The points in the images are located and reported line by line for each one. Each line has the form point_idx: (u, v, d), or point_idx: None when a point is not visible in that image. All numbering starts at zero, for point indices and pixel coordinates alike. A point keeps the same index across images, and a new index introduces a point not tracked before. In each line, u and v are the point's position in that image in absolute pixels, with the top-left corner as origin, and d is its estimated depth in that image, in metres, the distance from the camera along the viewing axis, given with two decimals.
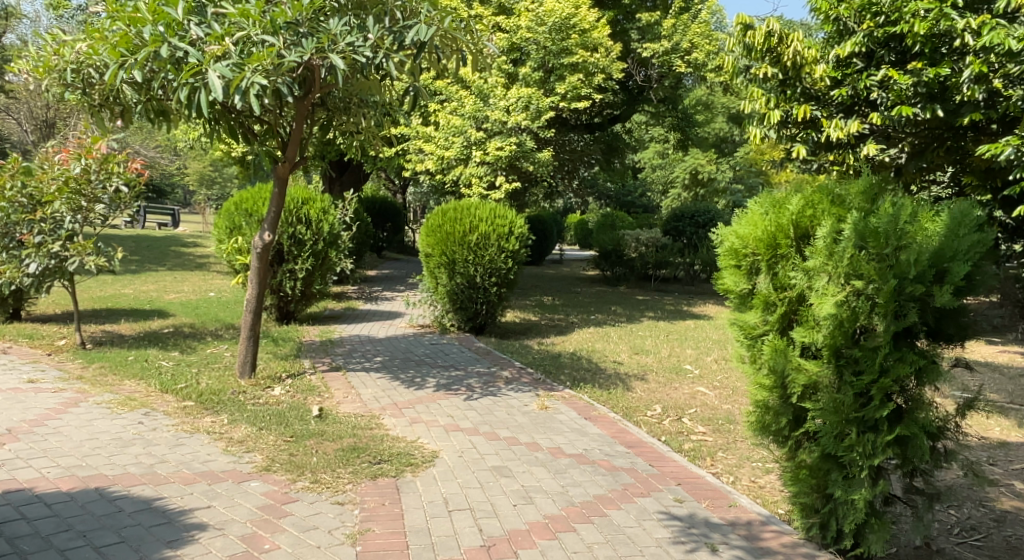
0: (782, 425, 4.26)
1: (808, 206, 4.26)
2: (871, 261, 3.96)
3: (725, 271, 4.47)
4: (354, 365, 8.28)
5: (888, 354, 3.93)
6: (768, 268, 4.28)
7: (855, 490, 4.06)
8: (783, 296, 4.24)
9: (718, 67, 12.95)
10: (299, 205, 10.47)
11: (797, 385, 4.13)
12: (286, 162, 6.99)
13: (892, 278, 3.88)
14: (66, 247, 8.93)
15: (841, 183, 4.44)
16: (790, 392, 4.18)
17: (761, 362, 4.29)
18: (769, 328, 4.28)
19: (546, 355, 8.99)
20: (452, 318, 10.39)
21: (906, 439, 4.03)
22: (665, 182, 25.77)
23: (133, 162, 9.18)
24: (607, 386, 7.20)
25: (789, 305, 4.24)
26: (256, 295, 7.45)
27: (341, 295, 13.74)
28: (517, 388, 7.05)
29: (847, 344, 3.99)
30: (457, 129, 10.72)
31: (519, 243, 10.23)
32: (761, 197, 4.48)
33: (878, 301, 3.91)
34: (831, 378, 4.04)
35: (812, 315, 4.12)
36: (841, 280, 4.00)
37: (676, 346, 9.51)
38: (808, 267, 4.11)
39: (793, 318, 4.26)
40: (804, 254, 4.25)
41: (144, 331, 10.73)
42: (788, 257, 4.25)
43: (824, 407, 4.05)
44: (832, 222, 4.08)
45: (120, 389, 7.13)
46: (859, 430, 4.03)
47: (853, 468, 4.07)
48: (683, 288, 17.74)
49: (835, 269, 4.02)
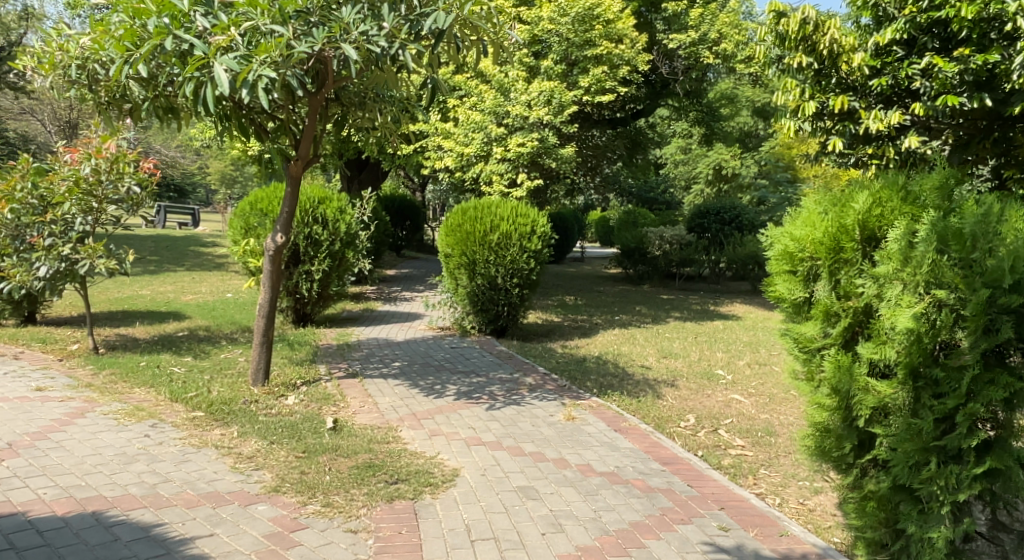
0: (846, 451, 4.10)
1: (876, 204, 4.01)
2: (954, 267, 3.70)
3: (778, 278, 4.31)
4: (371, 371, 7.97)
5: (976, 375, 3.67)
6: (829, 274, 4.08)
7: (933, 527, 3.81)
8: (847, 306, 4.03)
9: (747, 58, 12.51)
10: (315, 204, 10.19)
11: (865, 407, 3.95)
12: (300, 161, 6.64)
13: (981, 288, 3.60)
14: (77, 250, 8.68)
15: (912, 177, 4.17)
16: (856, 415, 4.01)
17: (821, 381, 4.14)
18: (830, 341, 4.09)
19: (570, 359, 8.64)
20: (472, 320, 10.08)
21: (996, 472, 3.75)
22: (688, 178, 25.29)
23: (145, 162, 8.91)
24: (636, 393, 6.85)
25: (854, 316, 4.03)
26: (269, 300, 7.16)
27: (359, 296, 13.47)
28: (541, 396, 6.71)
29: (926, 362, 3.76)
30: (477, 124, 10.36)
31: (542, 243, 9.87)
32: (820, 196, 4.28)
33: (964, 314, 3.66)
34: (905, 401, 3.83)
35: (882, 329, 3.89)
36: (919, 289, 3.75)
37: (707, 349, 9.13)
38: (877, 273, 3.89)
39: (858, 330, 4.04)
40: (872, 258, 4.02)
41: (158, 335, 10.49)
42: (852, 262, 4.03)
43: (897, 434, 3.85)
44: (907, 222, 3.85)
45: (129, 398, 6.87)
46: (939, 461, 3.79)
47: (932, 503, 3.82)
48: (708, 286, 17.28)
49: (911, 275, 3.78)
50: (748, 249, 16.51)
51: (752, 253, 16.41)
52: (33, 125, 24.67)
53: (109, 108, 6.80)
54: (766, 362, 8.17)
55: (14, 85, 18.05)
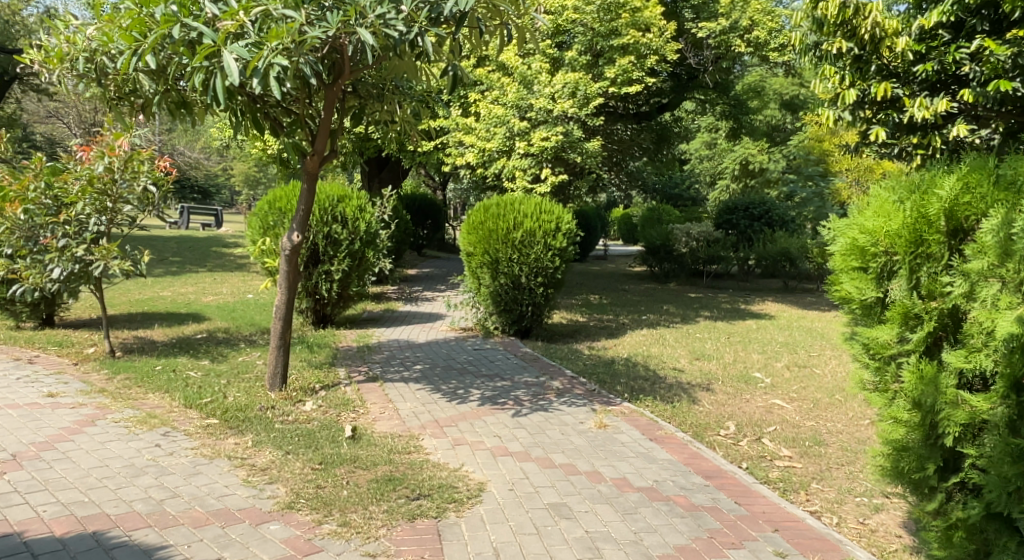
0: (930, 474, 3.89)
1: (963, 193, 3.82)
2: None
3: (847, 276, 4.19)
4: (391, 374, 7.67)
5: None
6: (909, 272, 3.92)
7: None
8: (931, 308, 3.88)
9: (781, 46, 12.08)
10: (335, 202, 9.90)
11: (955, 425, 3.76)
12: (315, 155, 6.47)
13: None
14: (91, 251, 8.41)
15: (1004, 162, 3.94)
16: (943, 434, 3.82)
17: (898, 395, 4.00)
18: (910, 348, 3.94)
19: (598, 361, 8.31)
20: (496, 321, 9.75)
21: None
22: (713, 173, 24.78)
23: (159, 160, 8.70)
24: (670, 398, 6.51)
25: (937, 320, 3.88)
26: (286, 302, 6.88)
27: (380, 296, 13.20)
28: (570, 401, 6.37)
29: None
30: (499, 119, 10.02)
31: (567, 240, 9.52)
32: (896, 183, 4.14)
33: None
34: (1003, 417, 3.60)
35: (976, 336, 3.70)
36: (1020, 288, 3.53)
37: (742, 349, 8.76)
38: (970, 270, 3.69)
39: (940, 335, 3.90)
40: (960, 253, 3.84)
41: (176, 337, 10.27)
42: (935, 258, 3.87)
43: (992, 457, 3.60)
44: (1002, 213, 3.62)
45: (142, 405, 6.60)
46: None
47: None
48: (736, 284, 16.79)
49: (1010, 273, 3.56)
50: (780, 246, 15.78)
51: (783, 250, 15.66)
52: (57, 127, 24.70)
53: (119, 102, 6.57)
54: (806, 364, 7.78)
55: (35, 86, 17.98)
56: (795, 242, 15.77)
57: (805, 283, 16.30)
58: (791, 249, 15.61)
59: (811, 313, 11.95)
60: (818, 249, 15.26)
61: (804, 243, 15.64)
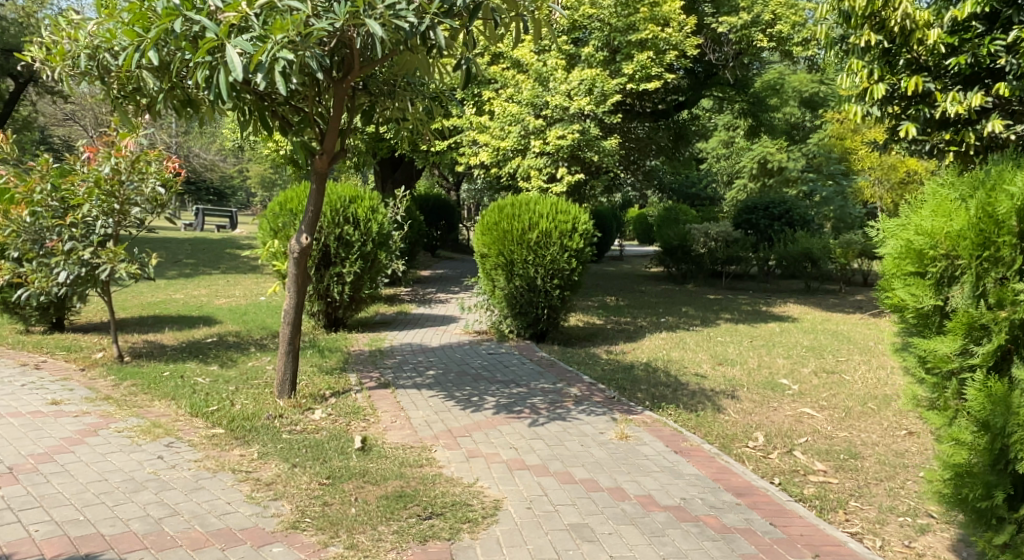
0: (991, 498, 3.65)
1: None
2: None
3: (906, 283, 4.12)
4: (403, 380, 7.44)
5: None
6: (974, 278, 3.87)
7: None
8: (999, 317, 3.80)
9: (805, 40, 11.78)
10: (346, 203, 9.69)
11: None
12: (325, 154, 6.26)
13: None
14: (98, 254, 8.19)
15: None
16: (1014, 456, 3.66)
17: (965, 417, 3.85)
18: (978, 361, 3.87)
19: (617, 366, 8.07)
20: (511, 324, 9.50)
21: None
22: (731, 172, 24.46)
23: (167, 160, 8.52)
24: (694, 406, 6.27)
25: (1007, 330, 3.79)
26: (295, 306, 6.66)
27: (394, 298, 13.00)
28: (589, 409, 6.13)
29: None
30: (514, 117, 9.77)
31: (584, 241, 9.27)
32: (962, 182, 4.10)
33: None
34: None
35: None
36: None
37: (766, 354, 8.50)
38: None
39: (1010, 347, 3.82)
40: None
41: (186, 341, 10.08)
42: (1004, 262, 3.81)
43: None
44: None
45: (147, 413, 6.40)
46: None
47: None
48: (756, 285, 16.47)
49: None
50: (801, 246, 15.17)
51: (805, 250, 15.04)
52: (74, 129, 24.73)
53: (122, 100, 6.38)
54: (834, 370, 7.51)
55: (49, 88, 17.94)
56: (817, 241, 15.14)
57: (826, 284, 15.96)
58: (813, 249, 14.97)
59: (835, 315, 11.66)
60: (841, 249, 14.94)
61: (827, 243, 15.03)
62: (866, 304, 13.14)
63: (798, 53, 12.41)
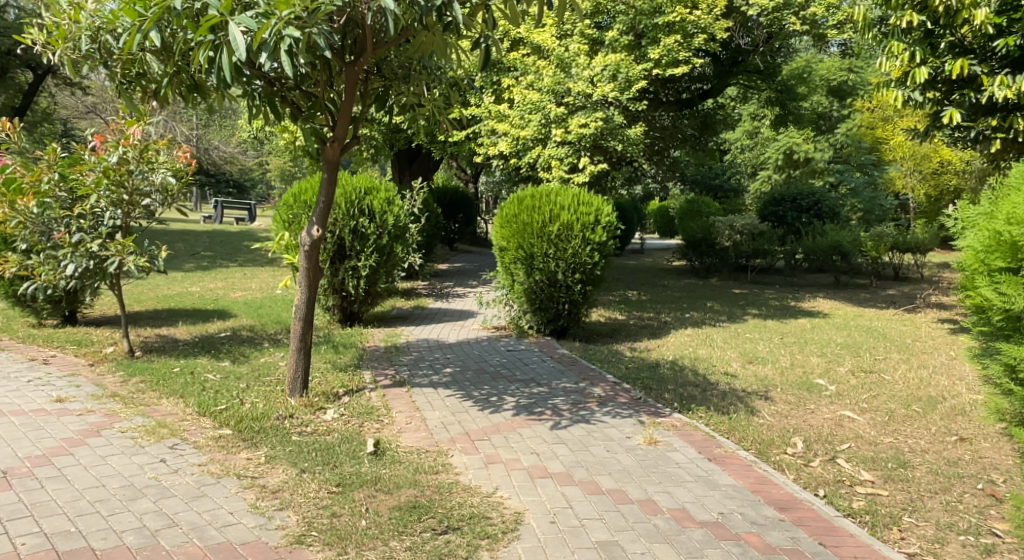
0: None
1: None
2: None
3: (999, 270, 4.72)
4: (419, 378, 7.15)
5: None
6: None
7: None
8: None
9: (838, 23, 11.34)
10: (361, 195, 9.40)
11: None
12: (336, 141, 6.01)
13: None
14: (105, 247, 7.94)
15: None
16: None
17: None
18: None
19: (642, 364, 7.75)
20: (531, 320, 9.20)
21: None
22: (755, 164, 23.99)
23: (177, 148, 8.25)
24: (726, 409, 5.94)
25: None
26: (307, 301, 6.38)
27: (411, 292, 12.73)
28: (614, 411, 5.81)
29: None
30: (535, 105, 9.45)
31: (607, 234, 8.92)
32: None
33: None
34: None
35: None
36: None
37: (798, 352, 8.16)
38: None
39: None
40: None
41: (199, 336, 9.82)
42: None
43: None
44: None
45: (153, 411, 6.12)
46: None
47: None
48: (782, 279, 16.03)
49: None
50: (830, 238, 14.70)
51: (834, 242, 14.59)
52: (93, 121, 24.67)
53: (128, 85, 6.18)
54: (872, 370, 7.15)
55: (67, 79, 17.82)
56: (847, 234, 14.72)
57: (856, 278, 15.49)
58: (843, 243, 14.52)
59: (867, 310, 11.27)
60: (872, 242, 14.49)
61: (857, 236, 14.60)
62: (899, 298, 12.72)
63: (832, 37, 12.01)
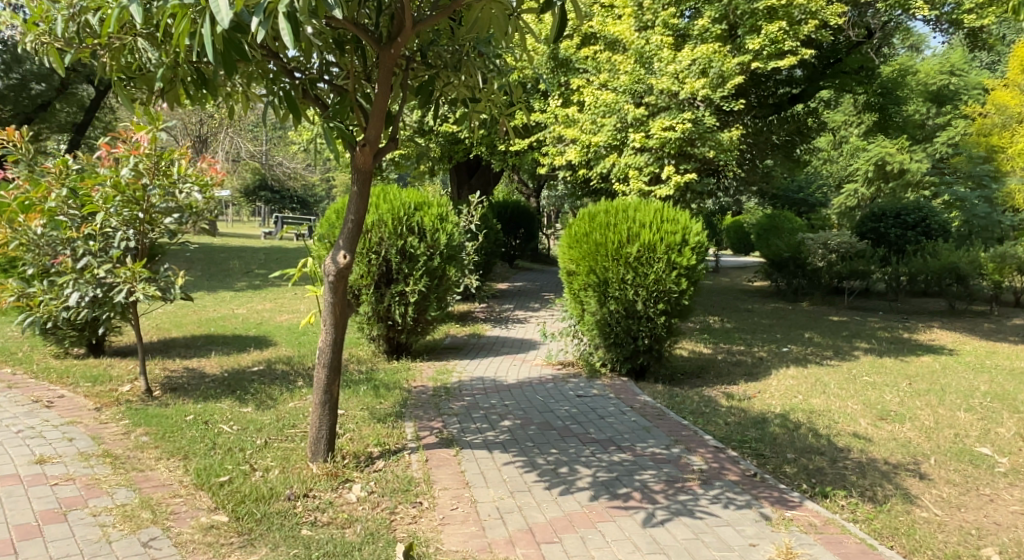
0: None
1: None
2: None
3: None
4: (471, 435, 5.87)
5: None
6: None
7: None
8: None
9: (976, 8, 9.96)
10: (411, 211, 8.25)
11: None
12: (367, 146, 4.84)
13: None
14: (114, 272, 6.65)
15: None
16: None
17: None
18: None
19: (745, 419, 6.61)
20: (603, 356, 7.83)
21: None
22: (842, 177, 22.28)
23: (202, 161, 7.02)
24: (873, 494, 4.98)
25: None
26: (332, 343, 5.13)
27: (468, 316, 11.56)
28: (726, 501, 4.70)
29: None
30: (609, 107, 8.22)
31: (697, 256, 7.51)
32: None
33: None
34: None
35: None
36: None
37: (940, 407, 7.25)
38: None
39: None
40: None
41: (230, 370, 8.67)
42: None
43: None
44: None
45: (145, 480, 4.90)
46: None
47: None
48: (885, 304, 14.49)
49: None
50: (944, 259, 13.32)
51: (950, 263, 13.17)
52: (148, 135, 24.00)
53: (127, 83, 5.18)
54: None
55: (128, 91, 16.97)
56: (963, 254, 13.28)
57: (972, 305, 13.95)
58: (960, 264, 13.11)
59: (999, 347, 10.44)
60: (993, 265, 12.97)
61: (975, 257, 13.11)
62: None
63: (969, 23, 10.44)
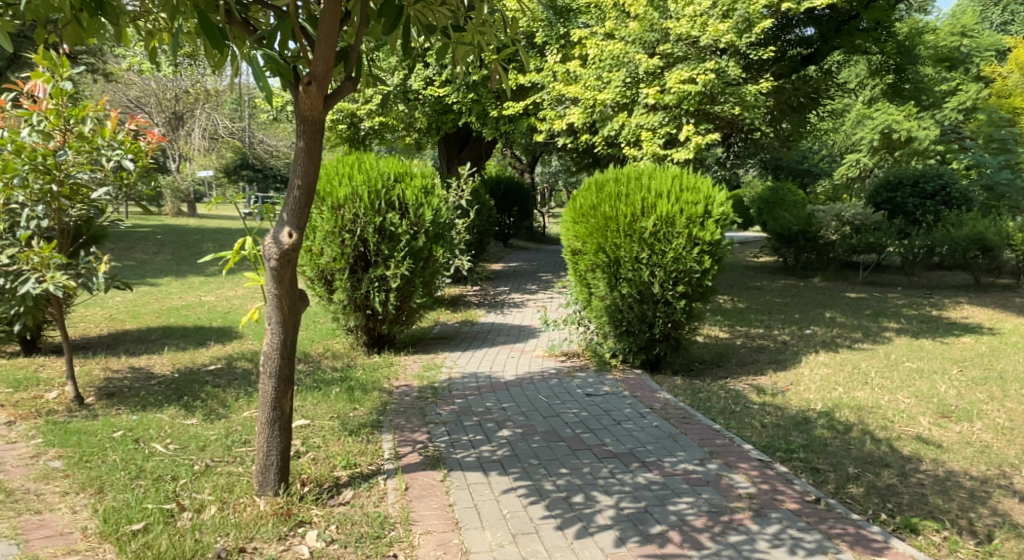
0: None
1: None
2: None
3: None
4: (462, 452, 4.75)
5: None
6: None
7: None
8: None
9: None
10: (390, 182, 7.08)
11: None
12: (314, 85, 3.77)
13: None
14: (20, 258, 5.43)
15: None
16: None
17: None
18: None
19: (786, 420, 5.55)
20: (613, 346, 6.72)
21: None
22: (847, 145, 21.16)
23: (130, 122, 5.72)
24: (973, 526, 4.02)
25: None
26: (281, 346, 4.00)
27: (458, 300, 10.43)
28: (791, 544, 3.73)
29: None
30: (618, 58, 7.14)
31: (722, 229, 6.41)
32: None
33: None
34: None
35: None
36: None
37: (1005, 401, 6.24)
38: None
39: None
40: None
41: (183, 368, 7.49)
42: None
43: None
44: None
45: (38, 530, 3.82)
46: None
47: None
48: (903, 280, 13.46)
49: None
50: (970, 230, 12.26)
51: (976, 234, 12.16)
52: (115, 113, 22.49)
53: (8, 10, 4.03)
54: None
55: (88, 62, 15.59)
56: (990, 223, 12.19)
57: (997, 278, 12.98)
58: (988, 235, 12.07)
59: None
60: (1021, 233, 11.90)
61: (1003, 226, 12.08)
62: None
63: None
